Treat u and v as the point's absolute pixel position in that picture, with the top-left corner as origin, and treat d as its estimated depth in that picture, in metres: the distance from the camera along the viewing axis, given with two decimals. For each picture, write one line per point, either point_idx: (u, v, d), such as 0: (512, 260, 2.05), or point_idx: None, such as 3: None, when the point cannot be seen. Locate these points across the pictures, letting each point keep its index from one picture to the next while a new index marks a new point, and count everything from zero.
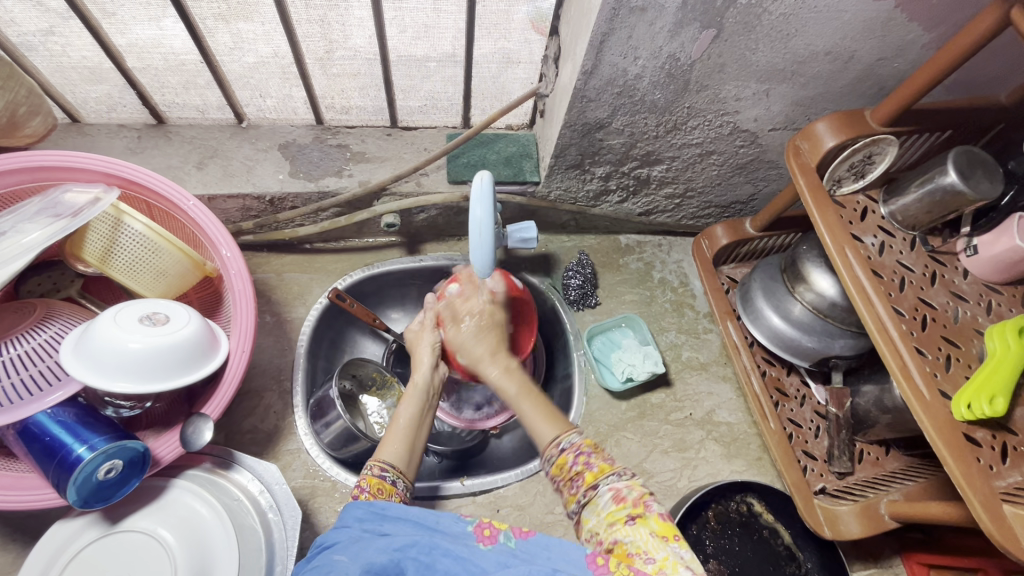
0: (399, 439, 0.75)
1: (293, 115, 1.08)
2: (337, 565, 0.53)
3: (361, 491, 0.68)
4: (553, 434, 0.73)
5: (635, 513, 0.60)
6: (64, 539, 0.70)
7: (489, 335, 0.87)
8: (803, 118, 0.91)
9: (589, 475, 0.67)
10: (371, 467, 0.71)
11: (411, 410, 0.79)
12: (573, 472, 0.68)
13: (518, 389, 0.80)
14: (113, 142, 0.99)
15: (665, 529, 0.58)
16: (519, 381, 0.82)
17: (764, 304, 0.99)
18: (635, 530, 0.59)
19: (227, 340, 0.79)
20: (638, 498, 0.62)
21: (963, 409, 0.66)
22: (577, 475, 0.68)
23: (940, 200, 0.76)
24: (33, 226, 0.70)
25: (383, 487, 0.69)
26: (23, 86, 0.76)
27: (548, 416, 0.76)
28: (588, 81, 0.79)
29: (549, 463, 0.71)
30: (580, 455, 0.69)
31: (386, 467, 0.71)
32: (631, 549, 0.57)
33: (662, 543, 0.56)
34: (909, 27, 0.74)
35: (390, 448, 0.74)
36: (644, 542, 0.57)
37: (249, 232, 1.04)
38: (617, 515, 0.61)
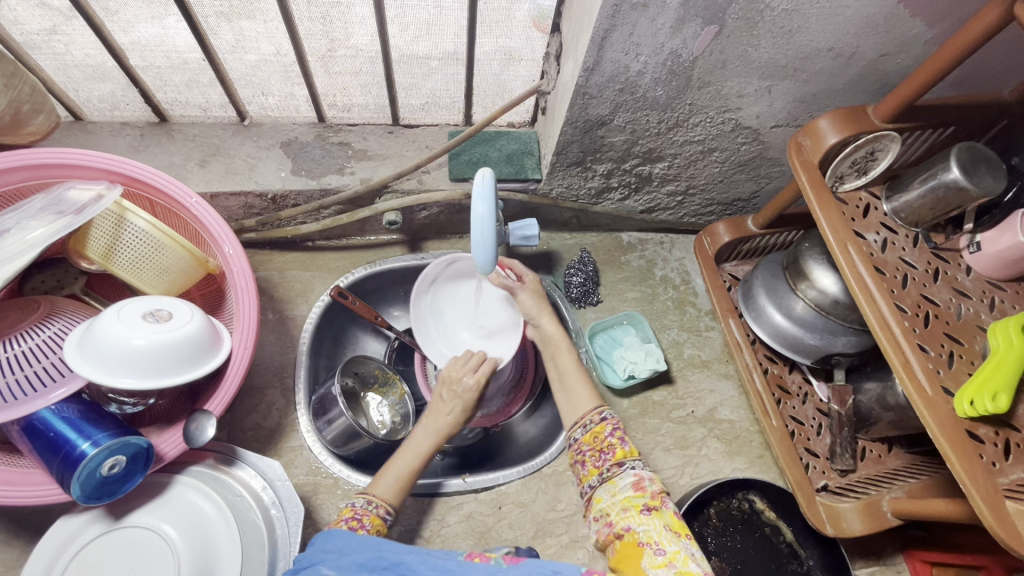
0: (397, 482, 0.82)
1: (295, 112, 1.07)
2: None
3: (360, 527, 0.75)
4: (591, 407, 0.84)
5: (652, 504, 0.68)
6: (69, 534, 0.70)
7: (541, 302, 0.97)
8: (805, 115, 0.91)
9: (620, 451, 0.76)
10: (375, 505, 0.78)
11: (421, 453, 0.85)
12: (605, 444, 0.78)
13: (569, 354, 0.93)
14: (116, 141, 0.99)
15: (677, 526, 0.66)
16: (567, 346, 0.94)
17: (767, 301, 0.99)
18: (650, 520, 0.66)
19: (229, 337, 0.79)
20: (657, 493, 0.70)
21: (966, 406, 0.66)
22: (608, 448, 0.77)
23: (943, 196, 0.76)
24: (36, 224, 0.70)
25: (381, 528, 0.77)
26: (27, 84, 0.76)
27: (585, 383, 0.88)
28: (590, 77, 0.79)
29: (584, 429, 0.81)
30: (617, 431, 0.79)
31: (388, 508, 0.79)
32: (644, 538, 0.65)
33: (675, 538, 0.64)
34: (912, 22, 0.74)
35: (384, 484, 0.81)
36: (657, 533, 0.65)
37: (252, 230, 1.04)
38: (635, 502, 0.69)
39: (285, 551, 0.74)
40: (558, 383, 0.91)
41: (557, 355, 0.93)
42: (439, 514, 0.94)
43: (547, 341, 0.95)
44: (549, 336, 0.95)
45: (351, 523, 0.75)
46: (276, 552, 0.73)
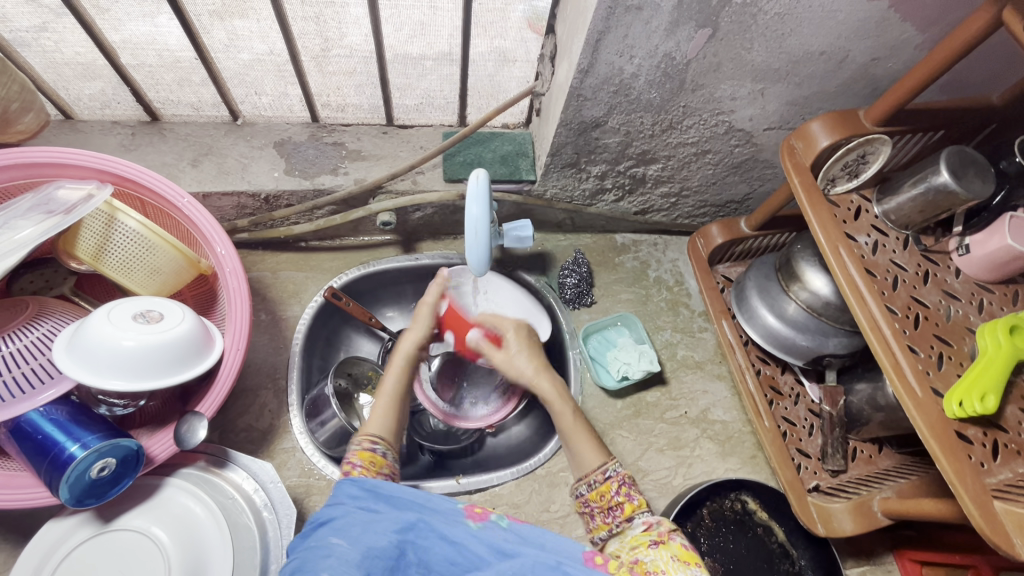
0: (389, 417, 0.78)
1: (288, 113, 1.07)
2: (335, 550, 0.55)
3: (354, 467, 0.70)
4: (598, 463, 0.77)
5: (659, 539, 0.65)
6: (58, 538, 0.69)
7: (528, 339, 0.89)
8: (798, 118, 0.91)
9: (628, 507, 0.72)
10: (360, 442, 0.74)
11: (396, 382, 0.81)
12: (612, 501, 0.73)
13: (569, 409, 0.82)
14: (107, 139, 0.98)
15: (686, 555, 0.62)
16: (566, 405, 0.82)
17: (759, 303, 0.99)
18: (656, 552, 0.63)
19: (221, 338, 0.78)
20: (665, 530, 0.66)
21: (955, 407, 0.67)
22: (617, 505, 0.73)
23: (932, 199, 0.77)
24: (25, 223, 0.69)
25: (374, 460, 0.72)
26: (16, 82, 0.75)
27: (592, 440, 0.80)
28: (584, 79, 0.79)
29: (589, 487, 0.76)
30: (623, 487, 0.74)
31: (376, 439, 0.74)
32: (651, 567, 0.61)
33: (682, 566, 0.60)
34: (903, 27, 0.74)
35: (377, 421, 0.77)
36: (664, 562, 0.61)
37: (244, 230, 1.04)
38: (642, 539, 0.66)
39: (277, 554, 0.73)
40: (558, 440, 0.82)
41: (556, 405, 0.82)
42: None
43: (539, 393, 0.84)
44: (544, 396, 0.83)
45: (346, 469, 0.70)
46: (268, 555, 0.72)
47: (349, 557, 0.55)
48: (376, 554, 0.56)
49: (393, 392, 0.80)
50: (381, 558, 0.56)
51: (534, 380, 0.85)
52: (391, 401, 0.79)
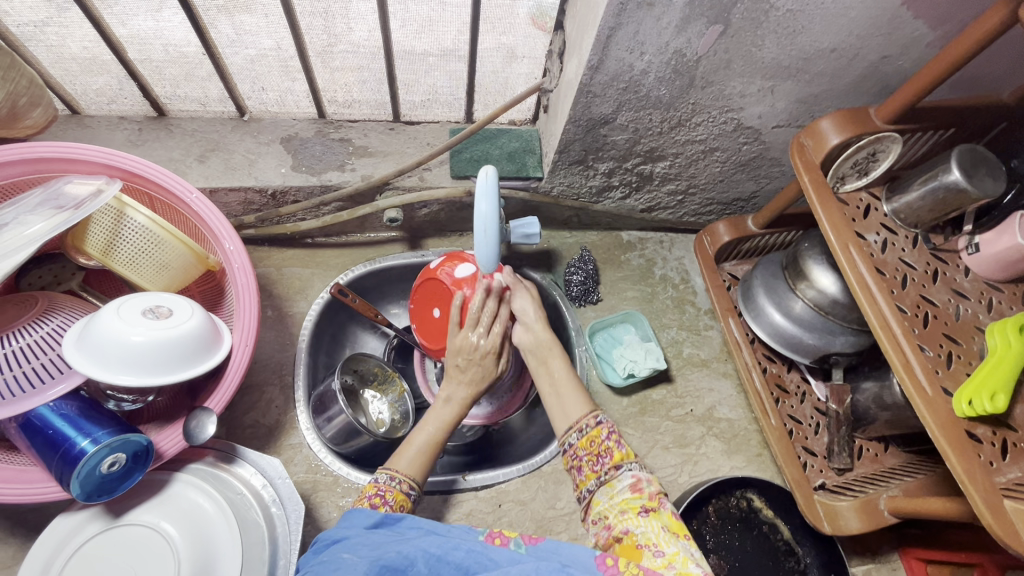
0: (420, 456, 0.78)
1: (295, 108, 1.08)
2: (345, 563, 0.56)
3: (384, 504, 0.71)
4: (585, 412, 0.79)
5: (650, 506, 0.68)
6: (67, 532, 0.70)
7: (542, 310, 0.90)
8: (807, 115, 0.91)
9: (617, 455, 0.74)
10: (399, 481, 0.74)
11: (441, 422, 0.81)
12: (602, 448, 0.75)
13: (563, 361, 0.85)
14: (114, 134, 0.99)
15: (676, 526, 0.66)
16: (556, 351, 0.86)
17: (766, 301, 1.00)
18: (647, 522, 0.66)
19: (230, 335, 0.79)
20: (655, 494, 0.69)
21: (964, 406, 0.67)
22: (607, 452, 0.74)
23: (943, 198, 0.77)
24: (34, 218, 0.69)
25: (406, 505, 0.73)
26: (24, 76, 0.75)
27: (579, 394, 0.82)
28: (594, 76, 0.79)
29: (580, 434, 0.77)
30: (613, 434, 0.76)
31: (412, 485, 0.75)
32: (643, 540, 0.64)
33: (672, 538, 0.64)
34: (915, 24, 0.74)
35: (407, 459, 0.77)
36: (655, 534, 0.65)
37: (251, 226, 1.03)
38: (633, 504, 0.68)
39: (285, 550, 0.73)
40: (547, 388, 0.84)
41: (548, 360, 0.86)
42: (439, 513, 0.94)
43: (537, 346, 0.87)
44: (541, 344, 0.87)
45: (375, 500, 0.71)
46: (276, 550, 0.72)
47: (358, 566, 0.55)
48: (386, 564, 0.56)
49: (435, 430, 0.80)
50: (389, 567, 0.55)
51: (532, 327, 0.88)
52: (430, 438, 0.80)
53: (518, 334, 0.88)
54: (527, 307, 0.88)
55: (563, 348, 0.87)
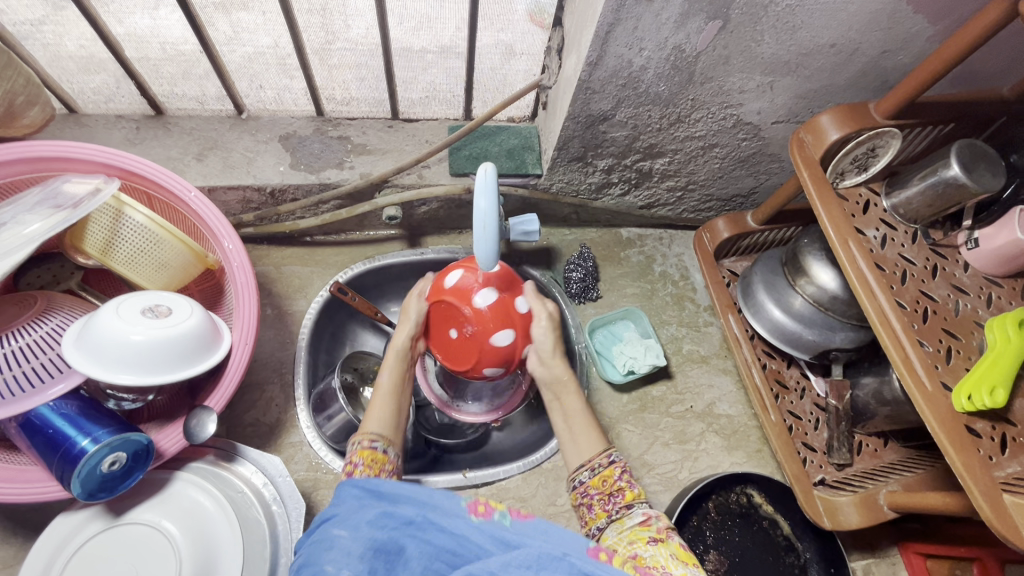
0: (386, 416, 0.81)
1: (292, 106, 1.05)
2: (339, 542, 0.57)
3: (355, 465, 0.74)
4: (599, 450, 0.81)
5: (658, 536, 0.67)
6: (68, 532, 0.70)
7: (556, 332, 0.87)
8: (806, 111, 0.91)
9: (629, 494, 0.75)
10: (361, 440, 0.76)
11: (390, 383, 0.84)
12: (614, 487, 0.76)
13: (577, 396, 0.86)
14: (111, 134, 0.96)
15: (684, 555, 0.64)
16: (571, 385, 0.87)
17: (765, 297, 1.00)
18: (656, 549, 0.65)
19: (230, 333, 0.78)
20: (663, 527, 0.69)
21: (963, 400, 0.67)
22: (619, 491, 0.76)
23: (943, 192, 0.77)
24: (31, 217, 0.69)
25: (376, 458, 0.75)
26: (21, 75, 0.74)
27: (593, 429, 0.83)
28: (593, 72, 0.78)
29: (591, 472, 0.79)
30: (625, 474, 0.77)
31: (376, 438, 0.77)
32: (650, 563, 0.63)
33: (681, 564, 0.62)
34: (915, 19, 0.74)
35: (374, 421, 0.79)
36: (664, 559, 0.64)
37: (250, 224, 1.03)
38: (641, 534, 0.68)
39: (287, 547, 0.73)
40: (563, 424, 0.85)
41: (562, 395, 0.86)
42: None
43: (551, 380, 0.86)
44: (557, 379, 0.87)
45: (348, 466, 0.74)
46: (277, 548, 0.73)
47: (351, 548, 0.56)
48: (378, 547, 0.55)
49: (388, 389, 0.83)
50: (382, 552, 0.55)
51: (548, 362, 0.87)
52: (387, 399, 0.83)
53: (534, 367, 0.87)
54: (545, 336, 0.85)
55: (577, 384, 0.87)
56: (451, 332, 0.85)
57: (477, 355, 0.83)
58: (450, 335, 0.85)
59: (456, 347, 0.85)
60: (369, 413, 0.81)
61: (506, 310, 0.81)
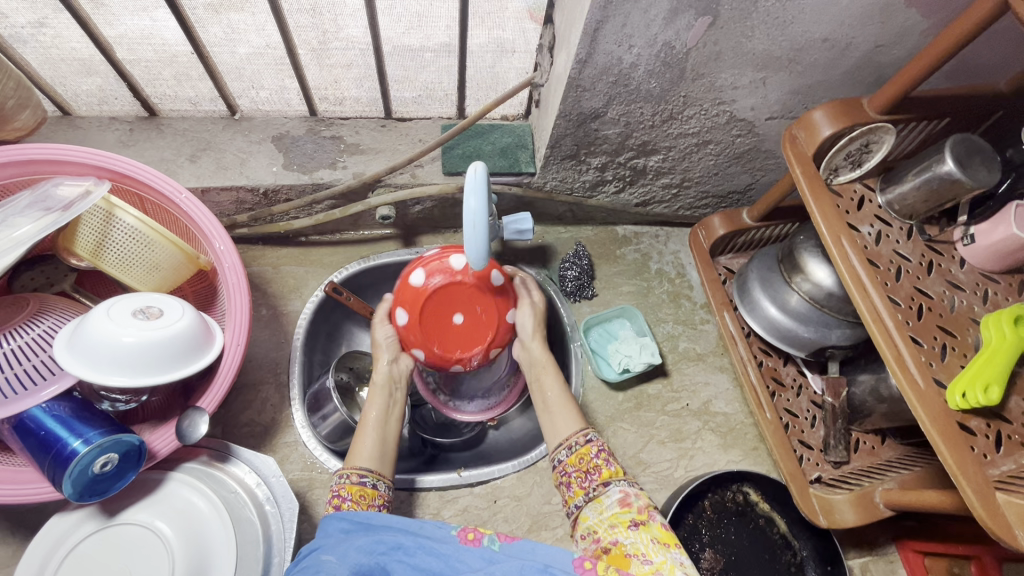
0: (372, 448, 0.81)
1: (286, 107, 1.06)
2: (325, 566, 0.58)
3: (344, 501, 0.74)
4: (576, 430, 0.82)
5: (640, 519, 0.69)
6: (63, 532, 0.70)
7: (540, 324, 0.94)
8: (801, 106, 0.90)
9: (605, 472, 0.76)
10: (348, 475, 0.77)
11: (377, 413, 0.85)
12: (591, 465, 0.77)
13: (555, 378, 0.90)
14: (105, 136, 0.97)
15: (666, 537, 0.66)
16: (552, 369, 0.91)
17: (761, 294, 0.99)
18: (637, 535, 0.67)
19: (222, 334, 0.79)
20: (644, 507, 0.70)
21: (957, 398, 0.67)
22: (595, 469, 0.76)
23: (936, 188, 0.76)
24: (22, 220, 0.69)
25: (365, 492, 0.76)
26: (11, 78, 0.74)
27: (573, 411, 0.85)
28: (583, 69, 0.78)
29: (569, 451, 0.79)
30: (602, 453, 0.78)
31: (364, 472, 0.77)
32: (631, 550, 0.65)
33: (662, 549, 0.64)
34: (908, 12, 0.73)
35: (360, 454, 0.80)
36: (644, 545, 0.65)
37: (244, 225, 1.03)
38: (622, 518, 0.69)
39: (280, 547, 0.74)
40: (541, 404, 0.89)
41: (542, 376, 0.91)
42: (434, 509, 0.95)
43: (534, 362, 0.92)
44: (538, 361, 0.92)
45: (336, 501, 0.74)
46: (271, 547, 0.73)
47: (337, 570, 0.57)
48: (363, 572, 0.57)
49: (375, 422, 0.84)
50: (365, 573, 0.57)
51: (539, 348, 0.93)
52: (373, 429, 0.83)
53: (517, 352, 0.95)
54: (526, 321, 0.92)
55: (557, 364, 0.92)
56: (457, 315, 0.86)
57: (489, 331, 0.88)
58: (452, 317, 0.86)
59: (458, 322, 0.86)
60: (355, 445, 0.81)
61: (483, 281, 0.85)
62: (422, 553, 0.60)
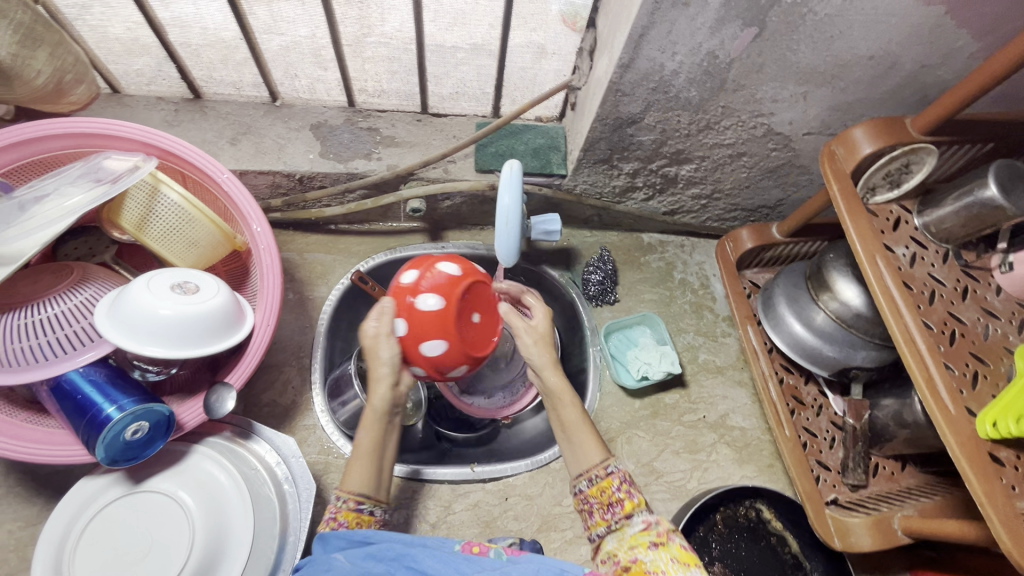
0: (361, 469, 0.72)
1: (326, 96, 1.08)
2: (335, 566, 0.60)
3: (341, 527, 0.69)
4: (599, 459, 0.76)
5: (658, 541, 0.65)
6: (89, 494, 0.72)
7: (549, 349, 0.84)
8: (840, 123, 0.89)
9: (628, 503, 0.71)
10: (346, 500, 0.70)
11: (373, 437, 0.74)
12: (612, 497, 0.72)
13: (576, 408, 0.80)
14: (151, 114, 1.00)
15: (686, 557, 0.63)
16: (570, 397, 0.81)
17: (786, 310, 0.98)
18: (656, 554, 0.64)
19: (253, 314, 0.81)
20: (664, 531, 0.67)
21: (988, 427, 0.65)
22: (617, 501, 0.72)
23: (977, 214, 0.75)
24: (74, 190, 0.72)
25: (361, 520, 0.70)
26: (71, 53, 0.77)
27: (593, 438, 0.78)
28: (624, 74, 0.78)
29: (589, 482, 0.75)
30: (624, 484, 0.73)
31: (361, 499, 0.71)
32: (650, 568, 0.62)
33: (681, 568, 0.61)
34: (958, 33, 0.72)
35: (353, 476, 0.72)
36: (665, 564, 0.62)
37: (277, 210, 1.05)
38: (642, 539, 0.66)
39: (296, 527, 0.75)
40: (561, 433, 0.81)
41: (559, 407, 0.80)
42: (446, 502, 0.95)
43: (548, 393, 0.82)
44: (553, 391, 0.82)
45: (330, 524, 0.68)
46: (287, 527, 0.74)
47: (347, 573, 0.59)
48: None
49: (369, 449, 0.73)
50: None
51: (543, 372, 0.82)
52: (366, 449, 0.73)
53: (531, 379, 0.85)
54: (537, 354, 0.82)
55: (575, 393, 0.82)
56: (474, 318, 0.81)
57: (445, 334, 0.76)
58: (474, 320, 0.81)
59: (480, 333, 0.82)
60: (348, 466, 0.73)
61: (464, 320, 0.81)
62: (430, 560, 0.61)
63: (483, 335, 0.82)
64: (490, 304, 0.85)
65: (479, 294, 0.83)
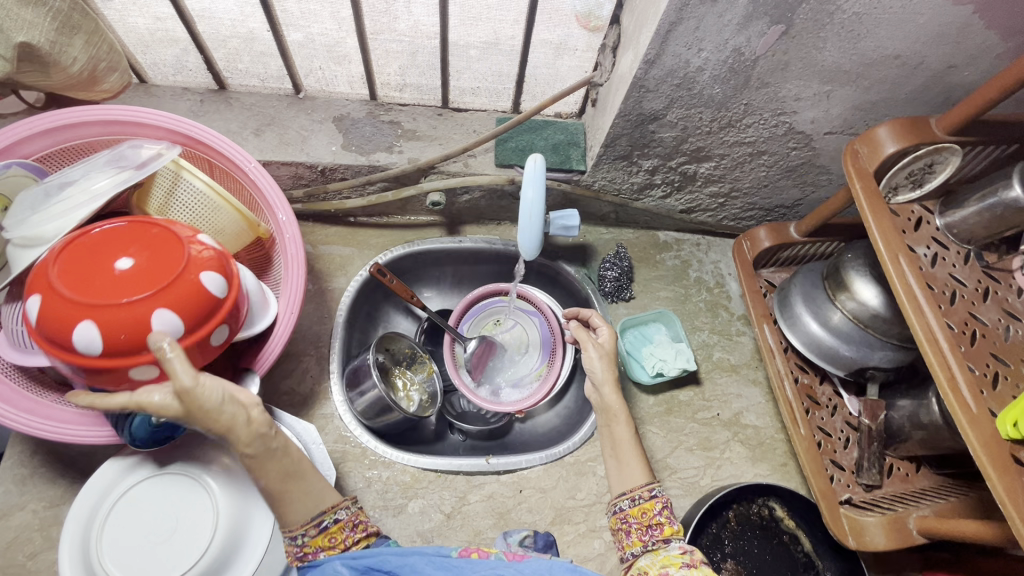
0: (293, 500, 0.70)
1: (348, 90, 1.10)
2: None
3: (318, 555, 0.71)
4: (642, 483, 0.80)
5: (692, 563, 0.70)
6: (115, 476, 0.74)
7: (611, 367, 0.90)
8: (862, 123, 0.90)
9: (667, 529, 0.75)
10: (301, 535, 0.70)
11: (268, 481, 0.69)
12: (653, 520, 0.76)
13: (628, 426, 0.86)
14: (177, 104, 1.02)
15: None
16: (625, 418, 0.87)
17: (803, 309, 0.98)
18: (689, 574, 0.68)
19: (276, 302, 0.82)
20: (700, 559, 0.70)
21: (1009, 427, 0.64)
22: (657, 525, 0.76)
23: (1000, 215, 0.76)
24: (101, 176, 0.72)
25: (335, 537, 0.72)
26: (105, 41, 0.78)
27: (641, 460, 0.83)
28: (649, 70, 0.79)
29: (632, 502, 0.79)
30: (665, 510, 0.77)
31: (318, 516, 0.71)
32: None
33: None
34: (986, 34, 0.72)
35: (292, 507, 0.70)
36: None
37: (298, 201, 1.07)
38: (675, 560, 0.70)
39: None
40: (610, 451, 0.87)
41: (613, 424, 0.87)
42: (460, 493, 0.96)
43: (605, 408, 0.88)
44: (609, 409, 0.87)
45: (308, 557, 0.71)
46: None
47: None
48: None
49: (276, 490, 0.69)
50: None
51: (603, 389, 0.89)
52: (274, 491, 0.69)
53: (589, 393, 0.91)
54: (597, 367, 0.89)
55: (631, 415, 0.87)
56: (118, 263, 0.63)
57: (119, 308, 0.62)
58: (118, 264, 0.63)
59: (133, 280, 0.63)
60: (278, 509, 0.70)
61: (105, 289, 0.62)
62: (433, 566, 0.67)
63: (128, 283, 0.62)
64: (136, 231, 0.66)
65: (110, 236, 0.65)
